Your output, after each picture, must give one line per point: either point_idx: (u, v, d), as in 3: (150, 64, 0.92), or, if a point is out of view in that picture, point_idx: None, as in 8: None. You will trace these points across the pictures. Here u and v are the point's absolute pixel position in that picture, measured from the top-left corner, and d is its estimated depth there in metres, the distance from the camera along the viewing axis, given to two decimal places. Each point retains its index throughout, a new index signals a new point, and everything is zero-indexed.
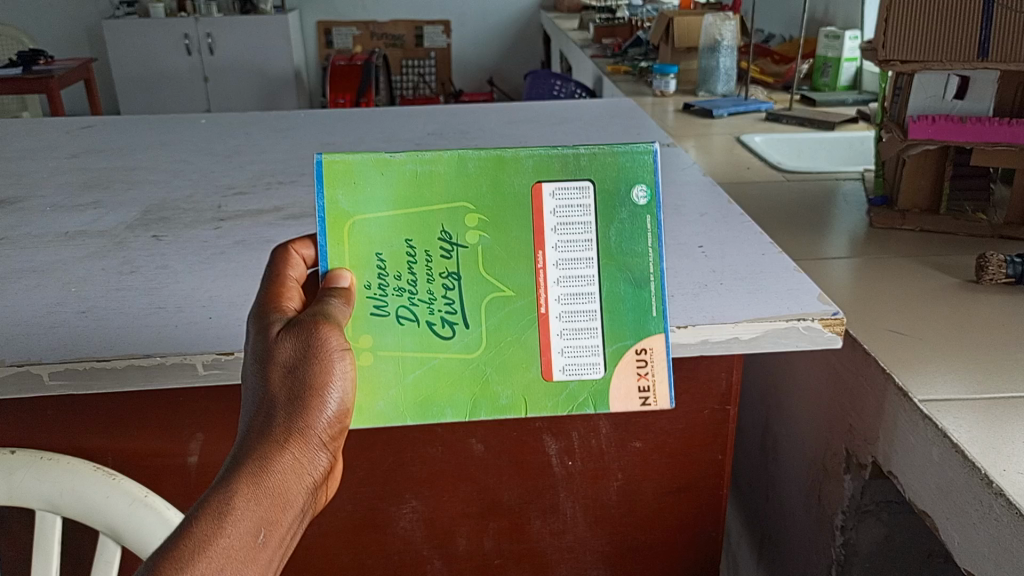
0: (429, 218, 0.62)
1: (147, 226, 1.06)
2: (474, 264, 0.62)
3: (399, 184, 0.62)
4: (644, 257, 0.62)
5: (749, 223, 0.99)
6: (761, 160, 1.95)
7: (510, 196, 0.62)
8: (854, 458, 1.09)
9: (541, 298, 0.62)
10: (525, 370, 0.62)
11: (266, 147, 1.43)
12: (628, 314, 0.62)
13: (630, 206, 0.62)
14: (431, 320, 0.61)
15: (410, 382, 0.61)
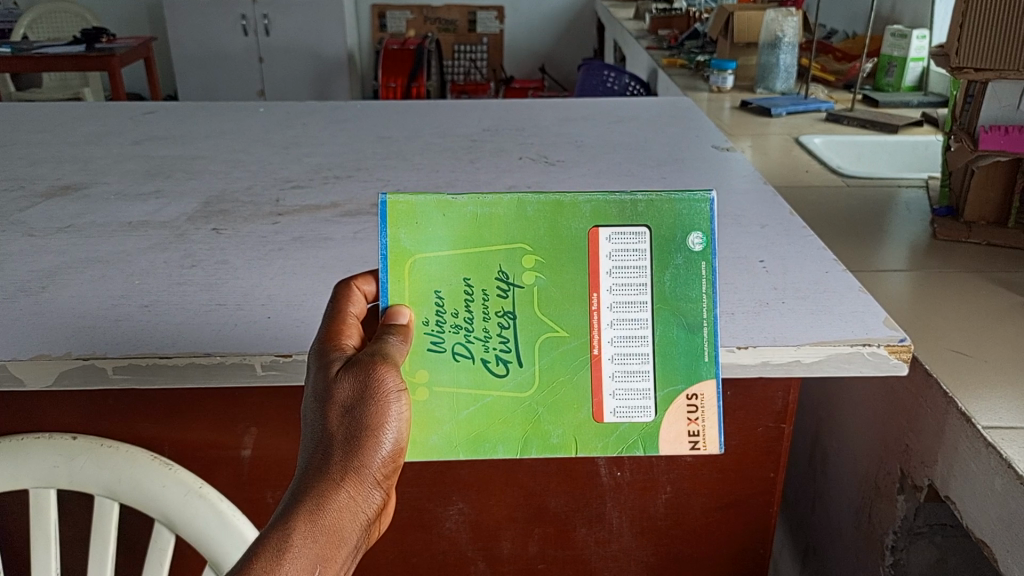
0: (487, 259, 0.61)
1: (207, 218, 1.08)
2: (529, 303, 0.62)
3: (459, 224, 0.61)
4: (698, 303, 0.62)
5: (812, 237, 0.96)
6: (819, 164, 1.90)
7: (567, 240, 0.62)
8: (908, 480, 1.07)
9: (594, 340, 0.61)
10: (576, 411, 0.62)
11: (323, 139, 1.44)
12: (680, 358, 0.61)
13: (686, 252, 0.61)
14: (486, 357, 0.61)
15: (463, 417, 0.61)
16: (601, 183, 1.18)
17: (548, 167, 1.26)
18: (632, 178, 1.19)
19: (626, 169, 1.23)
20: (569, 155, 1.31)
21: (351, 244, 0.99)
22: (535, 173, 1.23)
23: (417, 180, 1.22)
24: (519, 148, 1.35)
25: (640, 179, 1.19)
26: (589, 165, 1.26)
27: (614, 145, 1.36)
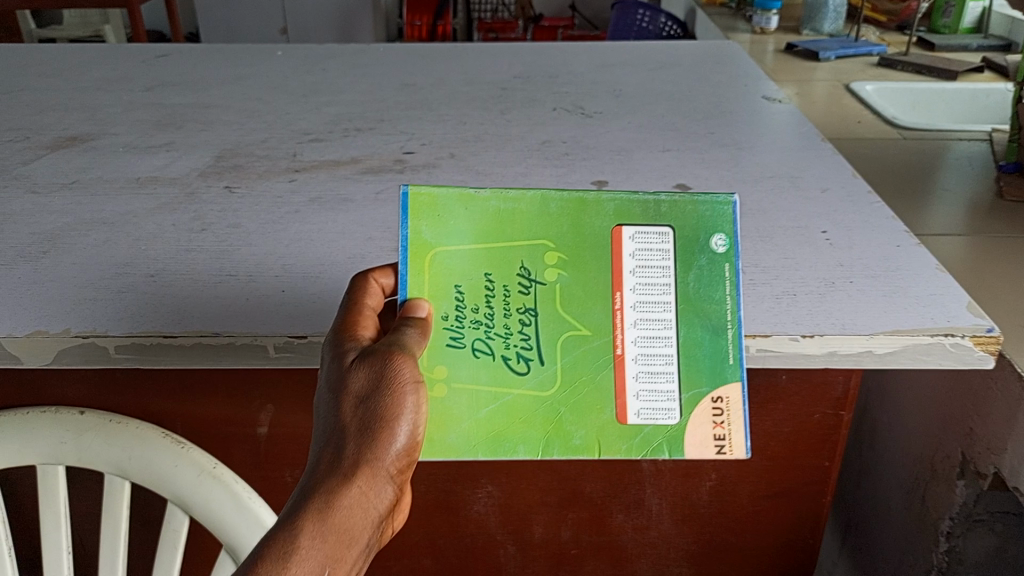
0: (509, 255, 0.57)
1: (220, 174, 1.01)
2: (552, 301, 0.57)
3: (481, 219, 0.57)
4: (723, 306, 0.57)
5: (880, 204, 0.87)
6: (872, 113, 1.77)
7: (590, 237, 0.58)
8: (970, 466, 1.00)
9: (617, 339, 0.56)
10: (599, 412, 0.56)
11: (344, 86, 1.35)
12: (704, 361, 0.57)
13: (709, 253, 0.58)
14: (507, 354, 0.56)
15: (483, 416, 0.55)
16: (644, 138, 1.08)
17: (585, 119, 1.16)
18: (677, 133, 1.10)
19: (670, 122, 1.14)
20: (607, 106, 1.21)
21: (373, 207, 0.91)
22: (571, 127, 1.14)
23: (444, 133, 1.13)
24: (553, 98, 1.26)
25: (686, 133, 1.09)
26: (630, 118, 1.16)
27: (656, 95, 1.26)
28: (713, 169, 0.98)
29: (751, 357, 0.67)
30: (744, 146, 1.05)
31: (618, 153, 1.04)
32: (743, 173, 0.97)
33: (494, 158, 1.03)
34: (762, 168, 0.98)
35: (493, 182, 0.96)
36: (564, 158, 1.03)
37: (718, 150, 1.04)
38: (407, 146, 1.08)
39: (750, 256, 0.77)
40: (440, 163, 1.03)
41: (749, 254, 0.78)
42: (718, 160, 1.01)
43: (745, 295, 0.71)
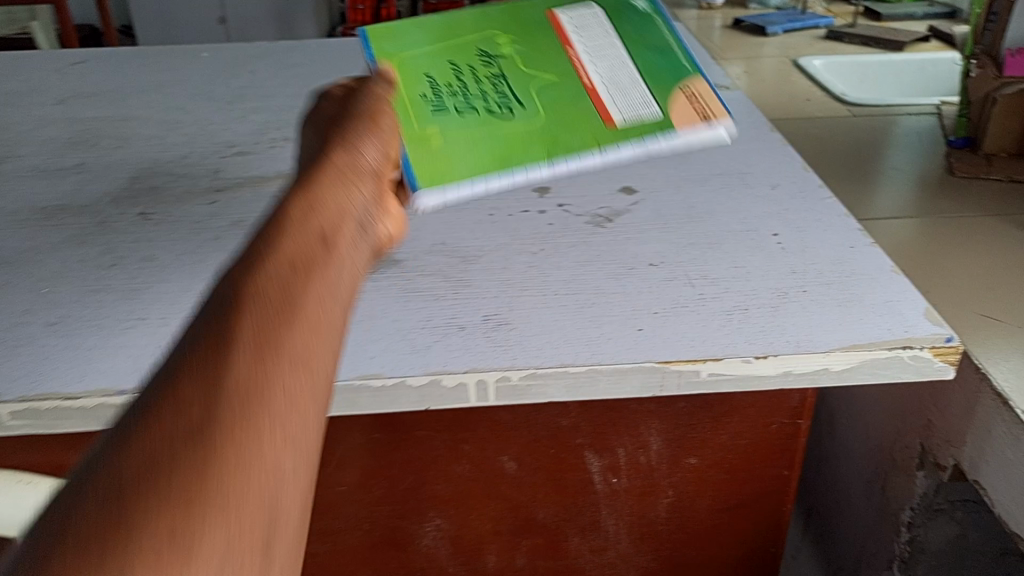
0: (467, 46, 0.89)
1: (134, 199, 0.94)
2: (517, 69, 0.86)
3: (448, 51, 0.89)
4: (664, 36, 0.89)
5: (832, 200, 0.83)
6: (820, 90, 1.74)
7: (542, 34, 0.90)
8: (930, 456, 0.96)
9: (586, 78, 0.86)
10: (590, 123, 0.82)
11: (272, 89, 1.27)
12: (660, 66, 0.86)
13: (639, 13, 0.91)
14: (495, 107, 0.83)
15: (487, 152, 0.80)
16: None
17: None
18: None
19: None
20: None
21: None
22: None
23: None
24: None
25: None
26: None
27: None
28: (659, 167, 0.93)
29: (704, 382, 0.63)
30: None
31: None
32: (691, 169, 0.92)
33: None
34: (710, 164, 0.94)
35: None
36: None
37: None
38: None
39: (699, 266, 0.73)
40: None
41: (698, 265, 0.73)
42: (665, 156, 0.96)
43: (694, 312, 0.67)
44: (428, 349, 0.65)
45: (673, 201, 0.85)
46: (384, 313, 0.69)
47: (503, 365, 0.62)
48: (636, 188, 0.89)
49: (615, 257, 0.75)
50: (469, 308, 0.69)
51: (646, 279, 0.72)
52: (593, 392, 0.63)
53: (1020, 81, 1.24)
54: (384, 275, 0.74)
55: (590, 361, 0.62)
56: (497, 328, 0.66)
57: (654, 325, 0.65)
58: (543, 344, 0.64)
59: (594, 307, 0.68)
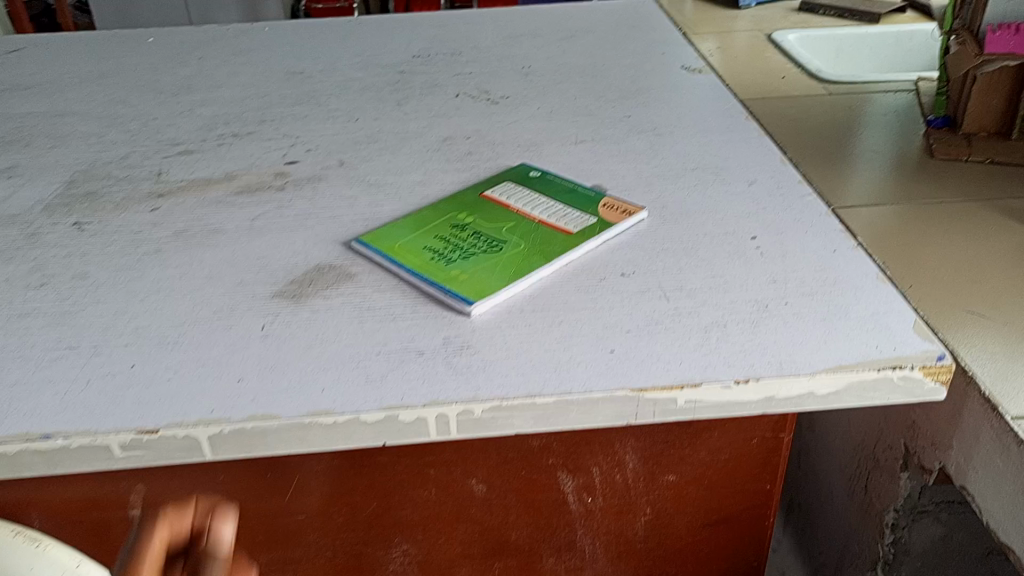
0: (438, 222, 0.78)
1: (69, 207, 0.87)
2: (482, 225, 0.76)
3: (411, 226, 0.78)
4: (566, 183, 0.84)
5: (812, 197, 0.79)
6: (796, 66, 1.68)
7: (476, 203, 0.81)
8: (914, 459, 0.94)
9: (530, 215, 0.77)
10: (557, 237, 0.74)
11: (221, 78, 1.20)
12: (581, 200, 0.80)
13: (537, 179, 0.85)
14: (482, 247, 0.73)
15: (497, 269, 0.69)
16: (555, 128, 0.98)
17: (490, 106, 1.05)
18: (590, 119, 1.00)
19: (583, 106, 1.03)
20: (514, 89, 1.10)
21: (246, 238, 0.79)
22: (474, 117, 1.02)
23: (332, 133, 1.00)
24: (454, 81, 1.14)
25: (600, 119, 0.99)
26: (539, 103, 1.05)
27: (567, 71, 1.15)
28: (631, 162, 0.88)
29: (681, 409, 0.58)
30: (663, 130, 0.95)
31: (526, 148, 0.93)
32: (664, 164, 0.87)
33: (388, 164, 0.92)
34: (684, 158, 0.89)
35: (386, 195, 0.85)
36: (467, 158, 0.92)
37: (635, 138, 0.94)
38: (290, 153, 0.96)
39: (674, 276, 0.68)
40: (327, 173, 0.90)
41: (673, 274, 0.69)
42: (636, 150, 0.91)
43: (669, 330, 0.62)
44: (383, 379, 0.59)
45: (646, 200, 0.80)
46: (336, 338, 0.64)
47: (465, 396, 0.57)
48: (606, 186, 0.84)
49: (585, 267, 0.70)
50: (427, 329, 0.64)
51: (617, 291, 0.67)
52: (562, 422, 0.58)
53: (1000, 58, 1.18)
54: (337, 296, 0.69)
55: (559, 391, 0.57)
56: (459, 353, 0.61)
57: (627, 346, 0.61)
58: (507, 370, 0.59)
59: (562, 326, 0.63)
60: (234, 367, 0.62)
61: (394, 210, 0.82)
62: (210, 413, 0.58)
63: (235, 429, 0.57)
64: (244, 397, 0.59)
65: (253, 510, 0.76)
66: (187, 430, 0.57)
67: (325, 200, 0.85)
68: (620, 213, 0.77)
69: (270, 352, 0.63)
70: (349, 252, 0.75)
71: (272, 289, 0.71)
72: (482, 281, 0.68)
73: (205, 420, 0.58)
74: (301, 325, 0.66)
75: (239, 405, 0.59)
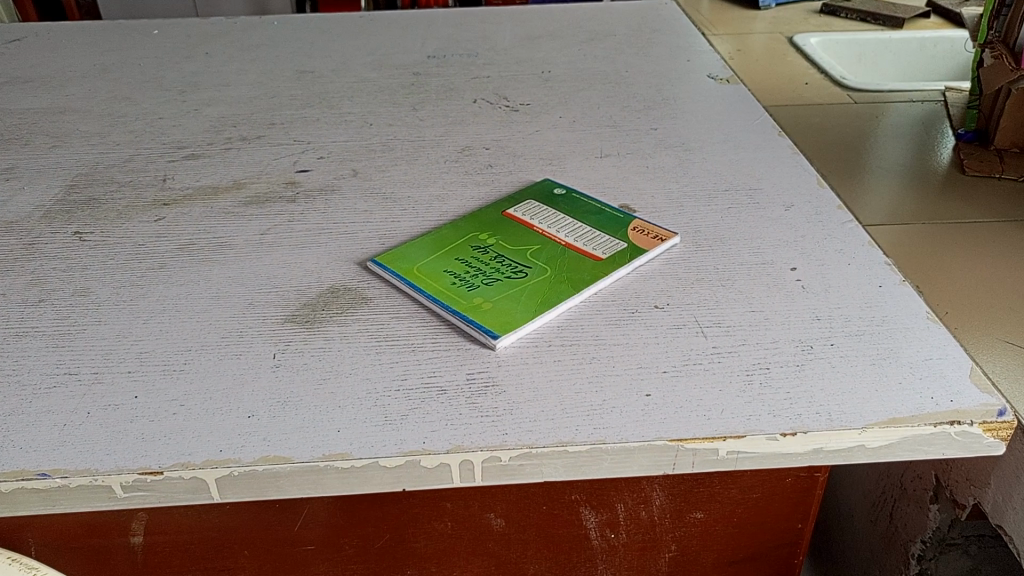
0: (459, 243, 0.74)
1: (69, 214, 0.82)
2: (507, 247, 0.72)
3: (431, 247, 0.74)
4: (594, 203, 0.80)
5: (853, 223, 0.75)
6: (819, 71, 1.63)
7: (499, 222, 0.77)
8: (946, 491, 0.91)
9: (557, 238, 0.73)
10: (586, 263, 0.70)
11: (229, 76, 1.15)
12: (611, 222, 0.76)
13: (561, 195, 0.81)
14: (506, 271, 0.69)
15: (522, 296, 0.65)
16: (578, 140, 0.94)
17: (510, 114, 1.01)
18: (615, 131, 0.95)
19: (607, 116, 0.99)
20: (534, 96, 1.06)
21: (256, 255, 0.75)
22: (494, 126, 0.98)
23: (346, 139, 0.96)
24: (472, 86, 1.10)
25: (626, 132, 0.95)
26: (561, 111, 1.01)
27: (589, 77, 1.11)
28: (660, 181, 0.84)
29: (722, 460, 0.54)
30: (692, 145, 0.91)
31: (548, 161, 0.89)
32: (694, 184, 0.83)
33: (404, 175, 0.88)
34: (715, 178, 0.85)
35: (403, 211, 0.81)
36: (487, 170, 0.88)
37: (663, 153, 0.90)
38: (301, 160, 0.92)
39: (710, 310, 0.64)
40: (341, 184, 0.86)
41: (709, 308, 0.65)
42: (665, 166, 0.87)
43: (708, 373, 0.58)
44: (404, 420, 0.56)
45: (677, 224, 0.76)
46: (352, 371, 0.60)
47: (492, 443, 0.53)
48: (635, 207, 0.80)
49: (615, 298, 0.66)
50: (450, 363, 0.60)
51: (651, 326, 0.63)
52: (594, 471, 0.55)
53: None
54: (353, 322, 0.65)
55: (593, 438, 0.54)
56: (484, 392, 0.57)
57: (664, 389, 0.57)
58: (536, 414, 0.55)
59: (593, 363, 0.59)
60: (246, 400, 0.58)
61: (412, 227, 0.78)
62: (219, 453, 0.54)
63: (245, 471, 0.53)
64: (255, 435, 0.55)
65: (258, 540, 0.72)
66: (194, 471, 0.53)
67: (339, 214, 0.81)
68: (651, 238, 0.73)
69: (282, 385, 0.59)
70: (365, 273, 0.71)
71: (283, 313, 0.67)
72: (507, 311, 0.64)
73: (213, 461, 0.53)
74: (315, 355, 0.62)
75: (250, 444, 0.54)
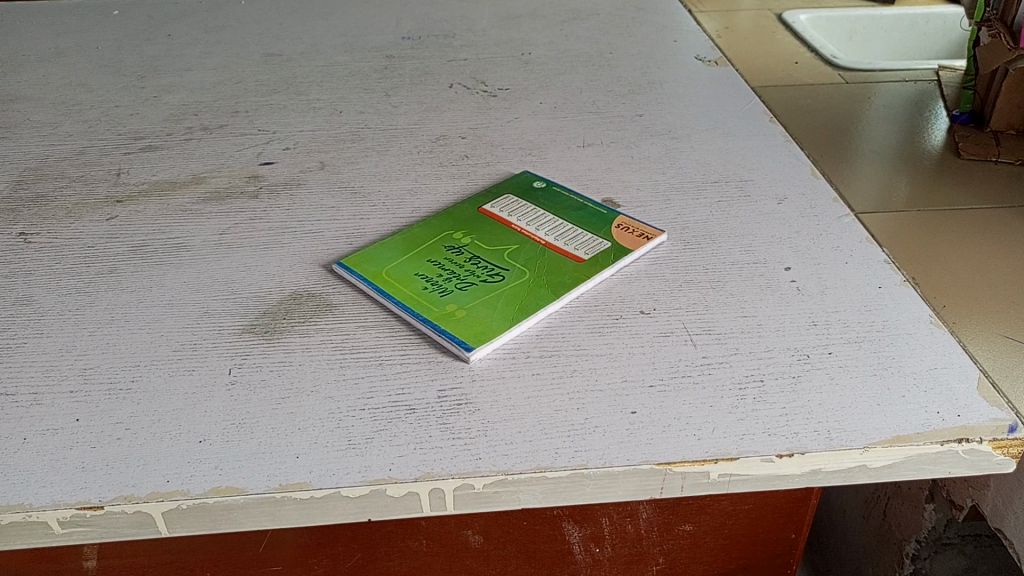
0: (431, 243, 0.69)
1: (15, 212, 0.77)
2: (483, 248, 0.67)
3: (401, 248, 0.69)
4: (575, 198, 0.75)
5: (849, 218, 0.71)
6: (809, 49, 1.58)
7: (474, 220, 0.72)
8: (943, 491, 0.87)
9: (536, 237, 0.69)
10: (567, 265, 0.65)
11: (191, 60, 1.09)
12: (593, 220, 0.72)
13: (540, 190, 0.76)
14: (482, 275, 0.64)
15: (499, 303, 0.61)
16: (559, 128, 0.89)
17: (487, 100, 0.96)
18: (599, 118, 0.91)
19: (589, 102, 0.94)
20: (513, 80, 1.01)
21: (214, 258, 0.70)
22: (470, 113, 0.93)
23: (314, 129, 0.91)
24: (448, 69, 1.04)
25: (609, 119, 0.90)
26: (542, 97, 0.96)
27: (570, 60, 1.06)
28: (646, 172, 0.79)
29: (713, 483, 0.50)
30: (679, 133, 0.87)
31: (528, 152, 0.84)
32: (682, 176, 0.79)
33: (375, 168, 0.83)
34: (704, 168, 0.80)
35: (373, 207, 0.76)
36: (462, 162, 0.83)
37: (649, 142, 0.85)
38: (265, 151, 0.86)
39: (700, 316, 0.60)
40: (307, 178, 0.81)
41: (699, 313, 0.60)
42: (651, 156, 0.82)
43: (698, 386, 0.54)
44: (369, 444, 0.51)
45: (663, 220, 0.72)
46: (315, 389, 0.55)
47: (464, 469, 0.49)
48: (620, 202, 0.75)
49: (598, 303, 0.62)
50: (420, 378, 0.56)
51: (637, 334, 0.59)
52: (576, 497, 0.51)
53: None
54: (316, 332, 0.60)
55: (574, 463, 0.49)
56: (457, 411, 0.53)
57: (651, 406, 0.53)
58: (513, 435, 0.51)
59: (575, 377, 0.55)
60: (198, 423, 0.53)
61: (382, 225, 0.73)
62: (166, 485, 0.49)
63: (195, 504, 0.49)
64: (207, 464, 0.50)
65: (221, 561, 0.68)
66: (139, 505, 0.48)
67: (304, 210, 0.76)
68: (637, 236, 0.69)
69: (238, 405, 0.54)
70: (331, 277, 0.67)
71: (242, 323, 0.62)
72: (482, 320, 0.59)
73: (159, 494, 0.49)
74: (274, 370, 0.57)
75: (200, 473, 0.50)
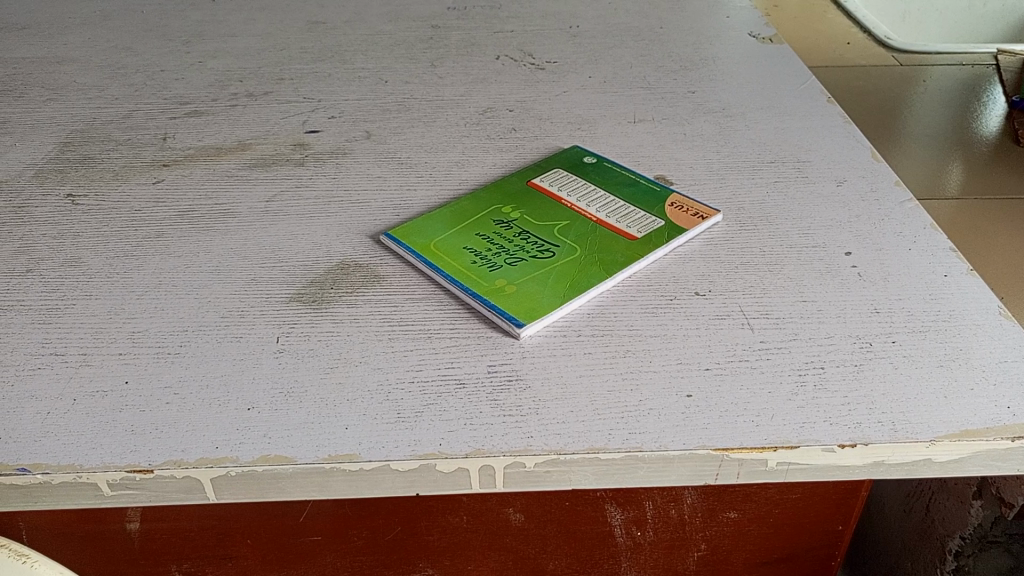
0: (480, 218, 0.67)
1: (63, 173, 0.76)
2: (533, 224, 0.66)
3: (450, 221, 0.67)
4: (627, 175, 0.73)
5: (913, 204, 0.69)
6: (861, 30, 1.53)
7: (523, 195, 0.70)
8: (991, 488, 0.85)
9: (587, 214, 0.67)
10: (619, 243, 0.63)
11: (236, 26, 1.08)
12: (646, 198, 0.70)
13: (591, 165, 0.75)
14: (533, 251, 0.62)
15: (550, 279, 0.59)
16: (609, 103, 0.87)
17: (535, 73, 0.94)
18: (650, 93, 0.88)
19: (640, 77, 0.92)
20: (561, 53, 0.98)
21: (261, 224, 0.69)
22: (518, 85, 0.91)
23: (359, 98, 0.90)
24: (495, 41, 1.02)
25: (661, 94, 0.88)
26: (591, 70, 0.94)
27: (620, 34, 1.03)
28: (699, 150, 0.77)
29: (770, 471, 0.49)
30: (733, 112, 0.84)
31: (578, 126, 0.82)
32: (737, 155, 0.77)
33: (421, 139, 0.81)
34: (759, 148, 0.78)
35: (420, 178, 0.75)
36: (510, 135, 0.81)
37: (702, 119, 0.83)
38: (311, 120, 0.85)
39: (758, 300, 0.58)
40: (353, 147, 0.80)
41: (757, 297, 0.59)
42: (705, 134, 0.80)
43: (756, 372, 0.52)
44: (419, 418, 0.50)
45: (718, 199, 0.70)
46: (363, 360, 0.54)
47: (516, 447, 0.48)
48: (672, 179, 0.73)
49: (652, 283, 0.60)
50: (470, 354, 0.55)
51: (692, 316, 0.57)
52: (628, 480, 0.49)
53: None
54: (363, 303, 0.59)
55: (629, 445, 0.48)
56: (507, 387, 0.52)
57: (707, 391, 0.51)
58: (565, 415, 0.50)
59: (629, 358, 0.54)
60: (247, 391, 0.52)
61: (429, 197, 0.72)
62: (215, 451, 0.49)
63: (244, 471, 0.48)
64: (256, 431, 0.50)
65: (263, 529, 0.68)
66: (188, 470, 0.48)
67: (350, 180, 0.75)
68: (691, 215, 0.67)
69: (286, 373, 0.54)
70: (379, 248, 0.66)
71: (289, 291, 0.61)
72: (533, 297, 0.58)
73: (208, 459, 0.48)
74: (322, 340, 0.56)
75: (249, 441, 0.49)
